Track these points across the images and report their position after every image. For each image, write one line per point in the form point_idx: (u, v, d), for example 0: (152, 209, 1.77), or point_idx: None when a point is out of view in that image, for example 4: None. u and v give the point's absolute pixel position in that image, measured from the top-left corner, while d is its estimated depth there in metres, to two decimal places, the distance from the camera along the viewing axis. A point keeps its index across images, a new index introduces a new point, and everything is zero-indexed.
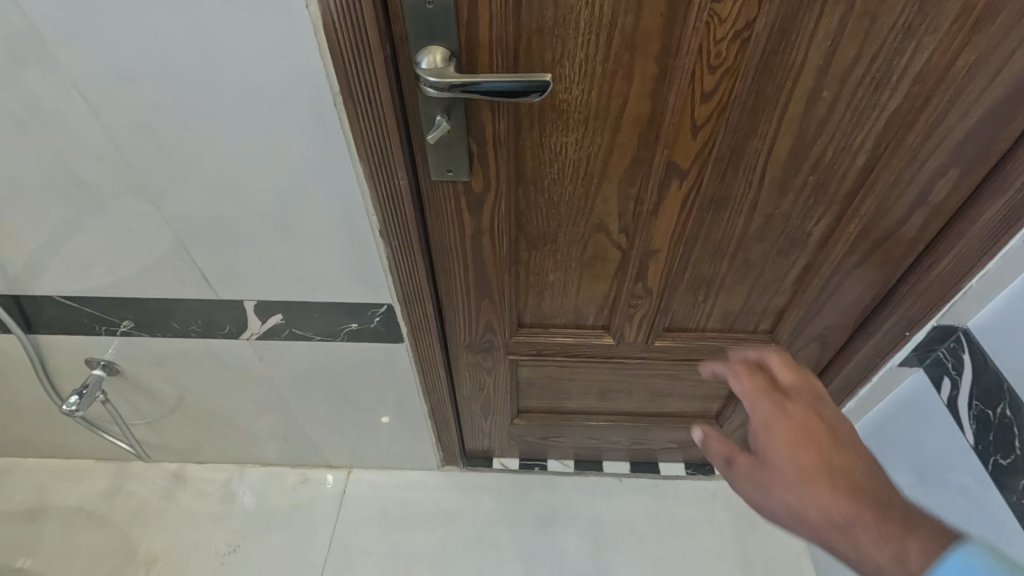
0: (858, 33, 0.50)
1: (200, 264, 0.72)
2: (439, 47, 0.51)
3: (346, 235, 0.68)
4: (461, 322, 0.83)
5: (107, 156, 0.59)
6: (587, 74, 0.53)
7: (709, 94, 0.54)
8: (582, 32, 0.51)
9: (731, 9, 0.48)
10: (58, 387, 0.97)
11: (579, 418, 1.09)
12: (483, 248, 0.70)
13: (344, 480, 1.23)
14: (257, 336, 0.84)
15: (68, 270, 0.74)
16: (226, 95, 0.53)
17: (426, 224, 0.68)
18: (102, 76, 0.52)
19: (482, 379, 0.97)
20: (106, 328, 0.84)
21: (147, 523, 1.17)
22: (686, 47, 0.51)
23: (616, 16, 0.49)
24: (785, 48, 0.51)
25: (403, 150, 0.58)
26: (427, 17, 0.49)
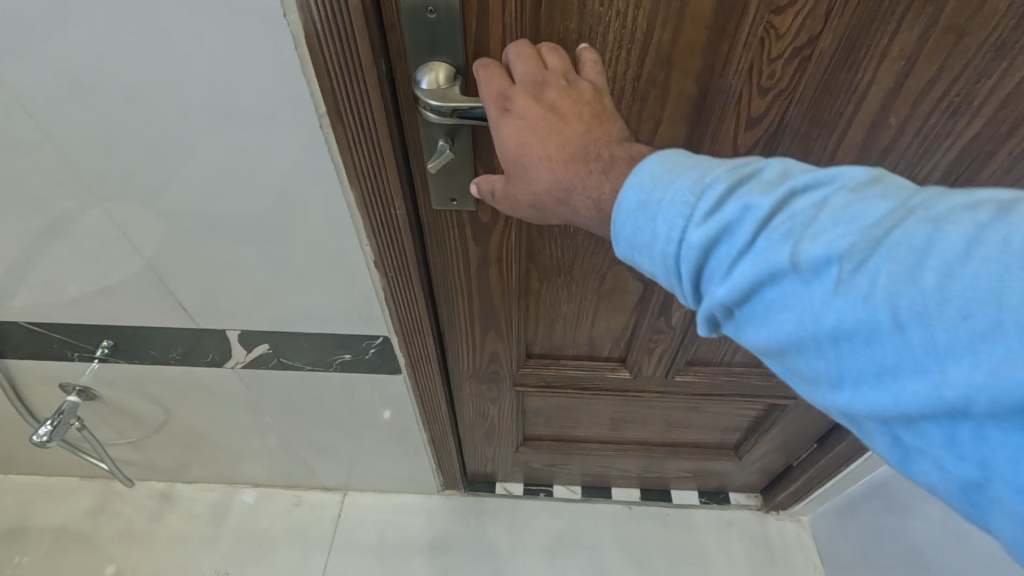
0: (940, 51, 0.43)
1: (177, 291, 0.66)
2: (441, 62, 0.44)
3: (338, 265, 0.61)
4: (465, 353, 0.77)
5: (65, 177, 0.52)
6: (615, 94, 0.47)
7: (757, 119, 0.49)
8: (610, 47, 0.44)
9: (791, 22, 0.43)
10: (33, 409, 0.91)
11: (589, 446, 1.03)
12: (490, 279, 0.64)
13: (340, 503, 1.17)
14: (243, 365, 0.77)
15: (32, 296, 0.67)
16: (194, 112, 0.46)
17: (428, 254, 0.62)
18: (46, 90, 0.44)
19: (486, 409, 0.90)
20: (80, 354, 0.78)
21: (133, 545, 1.12)
22: (734, 66, 0.45)
23: (652, 28, 0.43)
24: (850, 68, 0.45)
25: (400, 176, 0.52)
26: (429, 27, 0.42)
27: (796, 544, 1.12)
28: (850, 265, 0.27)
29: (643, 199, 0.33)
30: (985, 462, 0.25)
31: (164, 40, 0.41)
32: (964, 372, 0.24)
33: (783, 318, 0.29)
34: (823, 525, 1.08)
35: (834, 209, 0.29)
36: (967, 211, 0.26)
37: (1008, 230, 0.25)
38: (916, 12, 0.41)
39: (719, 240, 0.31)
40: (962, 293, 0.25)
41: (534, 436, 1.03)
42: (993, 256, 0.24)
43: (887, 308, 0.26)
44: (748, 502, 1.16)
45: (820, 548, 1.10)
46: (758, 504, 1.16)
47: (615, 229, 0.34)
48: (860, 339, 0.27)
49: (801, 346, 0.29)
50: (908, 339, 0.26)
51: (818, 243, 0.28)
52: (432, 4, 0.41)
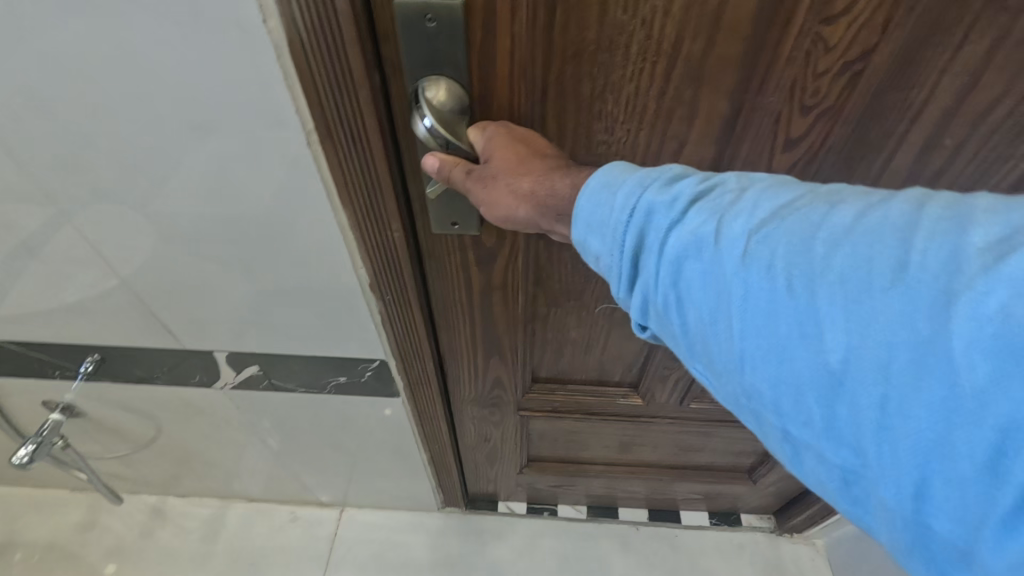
0: (1013, 66, 0.40)
1: (160, 312, 0.61)
2: (442, 76, 0.41)
3: (331, 288, 0.57)
4: (467, 377, 0.73)
5: (31, 194, 0.48)
6: (635, 111, 0.44)
7: (795, 142, 0.47)
8: (632, 60, 0.41)
9: (843, 34, 0.40)
10: (16, 425, 0.87)
11: (595, 468, 0.99)
12: (494, 305, 0.60)
13: (337, 520, 1.13)
14: (232, 386, 0.73)
15: (6, 315, 0.63)
16: (170, 127, 0.42)
17: (427, 280, 0.58)
18: (5, 101, 0.40)
19: (488, 431, 0.87)
20: (61, 372, 0.74)
21: (123, 563, 1.08)
22: (774, 84, 0.43)
23: (679, 42, 0.40)
24: (903, 84, 0.42)
25: (397, 198, 0.48)
26: (428, 37, 0.39)
27: (811, 569, 1.07)
28: (753, 236, 0.28)
29: (591, 189, 0.34)
30: (865, 437, 0.25)
31: (133, 49, 0.37)
32: (845, 336, 0.25)
33: (701, 296, 0.29)
34: (839, 550, 1.04)
35: (747, 192, 0.30)
36: (859, 195, 0.28)
37: (890, 210, 0.26)
38: (981, 27, 0.39)
39: (643, 216, 0.31)
40: (846, 261, 0.26)
41: (539, 457, 0.99)
42: (873, 231, 0.26)
43: (781, 276, 0.27)
44: (760, 525, 1.12)
45: (836, 574, 1.05)
46: (771, 527, 1.12)
47: (574, 210, 0.35)
48: (752, 305, 0.27)
49: (706, 317, 0.29)
50: (796, 304, 0.26)
51: (735, 220, 0.29)
52: (431, 13, 0.37)
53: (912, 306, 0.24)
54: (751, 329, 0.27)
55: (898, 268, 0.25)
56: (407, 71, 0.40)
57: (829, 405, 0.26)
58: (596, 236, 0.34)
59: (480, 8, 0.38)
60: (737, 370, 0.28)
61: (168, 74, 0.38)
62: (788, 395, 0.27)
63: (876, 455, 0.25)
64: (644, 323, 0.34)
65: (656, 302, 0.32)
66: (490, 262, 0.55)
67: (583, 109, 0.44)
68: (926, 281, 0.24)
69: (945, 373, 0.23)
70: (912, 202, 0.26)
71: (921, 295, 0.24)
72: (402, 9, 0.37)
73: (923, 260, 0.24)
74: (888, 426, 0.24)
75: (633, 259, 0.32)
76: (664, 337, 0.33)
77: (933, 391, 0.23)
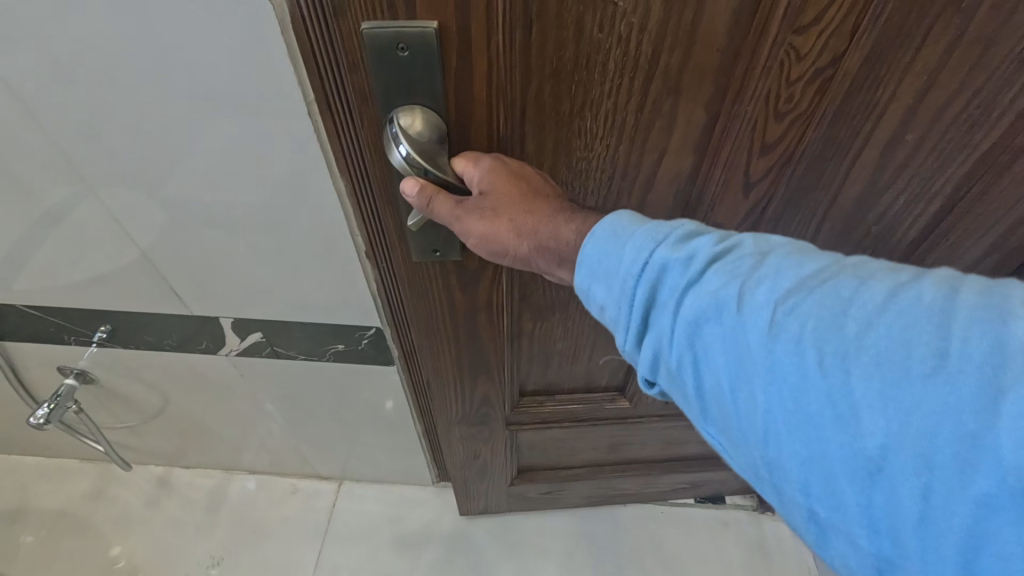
0: (966, 63, 0.44)
1: (171, 279, 0.66)
2: (416, 105, 0.43)
3: (331, 258, 0.61)
4: (456, 400, 0.77)
5: (56, 165, 0.52)
6: (614, 125, 0.47)
7: (771, 145, 0.50)
8: (610, 75, 0.43)
9: (814, 43, 0.43)
10: (32, 391, 0.92)
11: (587, 473, 1.02)
12: (478, 324, 0.63)
13: (336, 492, 1.17)
14: (237, 352, 0.77)
15: (29, 281, 0.68)
16: (184, 99, 0.46)
17: (412, 303, 0.61)
18: (34, 73, 0.44)
19: (477, 449, 0.90)
20: (77, 338, 0.78)
21: (130, 530, 1.13)
22: (750, 93, 0.46)
23: (656, 58, 0.43)
24: (873, 85, 0.46)
25: (387, 213, 0.52)
26: (404, 67, 0.41)
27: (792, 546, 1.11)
28: (780, 306, 0.29)
29: (598, 238, 0.36)
30: (903, 517, 0.27)
31: (152, 26, 0.41)
32: (883, 420, 0.27)
33: (729, 365, 0.31)
34: None
35: (769, 259, 0.32)
36: (887, 272, 0.29)
37: (921, 291, 0.28)
38: (941, 26, 0.42)
39: (659, 273, 0.33)
40: (882, 345, 0.27)
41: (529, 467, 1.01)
42: (909, 315, 0.27)
43: (815, 354, 0.28)
44: (743, 503, 1.16)
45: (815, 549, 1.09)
46: (754, 505, 1.16)
47: (580, 256, 0.37)
48: (785, 382, 0.29)
49: (728, 384, 0.31)
50: (826, 381, 0.28)
51: (763, 292, 0.30)
52: (404, 43, 0.40)
53: (950, 394, 0.25)
54: (779, 402, 0.29)
55: (938, 357, 0.26)
56: (384, 98, 0.43)
57: (868, 485, 0.27)
58: (599, 286, 0.36)
59: (455, 33, 0.40)
60: (766, 442, 0.30)
61: (183, 49, 0.42)
62: (822, 473, 0.29)
63: (912, 534, 0.27)
64: (655, 377, 0.35)
65: (671, 362, 0.33)
66: (472, 289, 0.59)
67: (562, 125, 0.47)
68: (966, 369, 0.25)
69: (991, 464, 0.25)
70: (946, 287, 0.28)
71: (947, 382, 0.26)
72: (376, 42, 0.40)
73: (963, 349, 0.26)
74: (929, 511, 0.26)
75: (642, 315, 0.34)
76: (674, 392, 0.35)
77: (980, 480, 0.25)
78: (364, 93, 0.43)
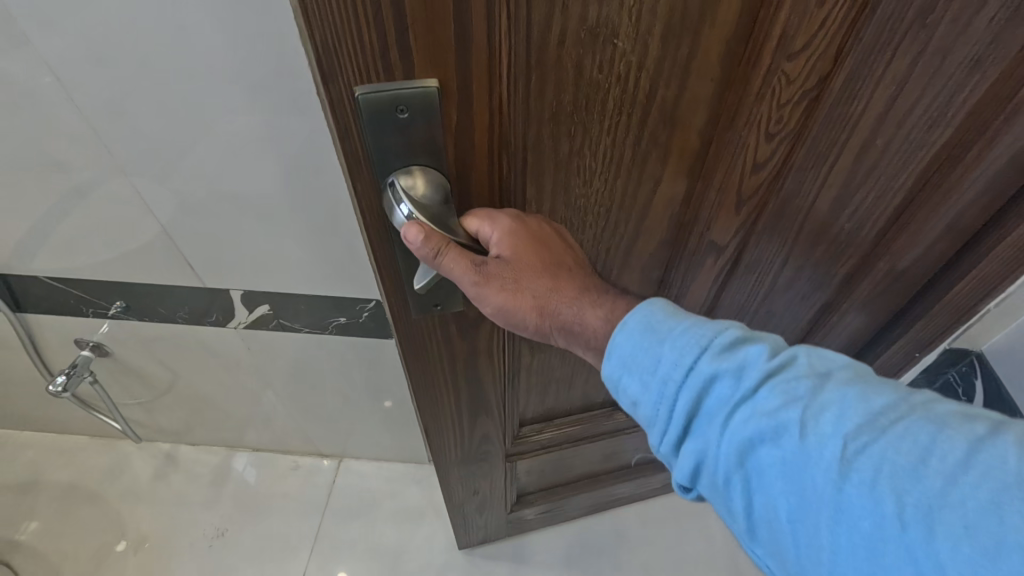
0: (928, 71, 0.46)
1: (185, 252, 0.71)
2: (416, 164, 0.41)
3: (335, 230, 0.66)
4: (454, 443, 0.78)
5: (85, 142, 0.57)
6: (611, 161, 0.47)
7: (759, 167, 0.51)
8: (610, 113, 0.43)
9: (801, 68, 0.44)
10: (49, 363, 0.97)
11: (583, 483, 1.07)
12: (477, 364, 0.64)
13: (335, 469, 1.22)
14: (245, 325, 0.82)
15: (53, 253, 0.73)
16: (205, 80, 0.51)
17: (408, 357, 0.60)
18: (70, 55, 0.49)
19: (477, 484, 0.90)
20: (94, 311, 0.83)
21: (138, 502, 1.17)
22: (743, 119, 0.47)
23: (652, 92, 0.42)
24: (852, 98, 0.47)
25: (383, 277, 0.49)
26: (402, 127, 0.38)
27: None
28: (850, 443, 0.30)
29: (638, 334, 0.38)
30: None
31: (179, 13, 0.46)
32: None
33: (788, 494, 0.32)
34: None
35: (835, 388, 0.33)
36: (966, 424, 0.30)
37: (1006, 452, 0.28)
38: (909, 40, 0.44)
39: (704, 383, 0.35)
40: (965, 504, 0.27)
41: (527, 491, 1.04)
42: (993, 478, 0.27)
43: (889, 501, 0.29)
44: None
45: None
46: None
47: (610, 347, 0.39)
48: (852, 523, 0.29)
49: (786, 513, 0.32)
50: (904, 536, 0.28)
51: (828, 425, 0.31)
52: (403, 104, 0.37)
53: None
54: (830, 533, 0.30)
55: None
56: (380, 160, 0.40)
57: None
58: (632, 379, 0.38)
59: (455, 89, 0.38)
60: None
61: (205, 33, 0.47)
62: None
63: None
64: (701, 488, 0.36)
65: (714, 474, 0.35)
66: (472, 333, 0.59)
67: (560, 166, 0.46)
68: None
69: None
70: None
71: (1012, 546, 0.26)
72: (373, 101, 0.37)
73: None
74: None
75: (683, 422, 0.35)
76: (714, 499, 0.36)
77: None
78: (359, 157, 0.40)
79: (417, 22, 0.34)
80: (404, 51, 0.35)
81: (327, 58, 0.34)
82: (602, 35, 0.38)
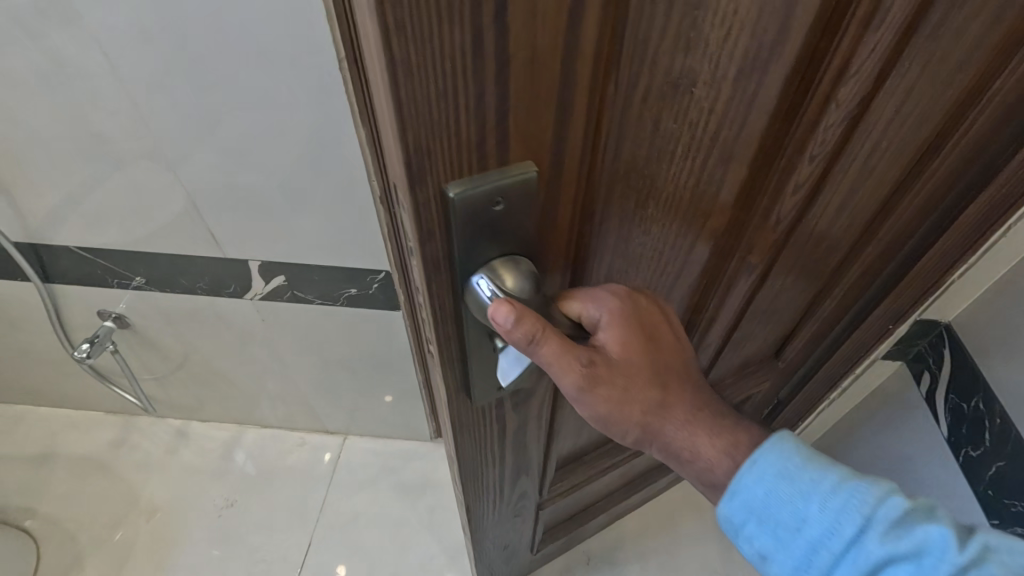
0: (934, 76, 0.46)
1: (209, 223, 0.76)
2: (501, 257, 0.38)
3: (350, 200, 0.71)
4: (493, 506, 0.75)
5: (124, 113, 0.63)
6: (672, 206, 0.44)
7: (798, 187, 0.51)
8: (678, 161, 0.41)
9: (845, 94, 0.44)
10: (70, 335, 1.02)
11: (600, 504, 1.08)
12: (522, 431, 0.62)
13: (340, 445, 1.27)
14: (261, 296, 0.87)
15: (85, 223, 0.78)
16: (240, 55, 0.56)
17: (460, 443, 0.55)
18: (119, 31, 0.54)
19: (507, 534, 0.88)
20: (119, 281, 0.88)
21: (150, 474, 1.22)
22: (787, 145, 0.46)
23: (719, 133, 0.40)
24: (872, 114, 0.47)
25: (451, 368, 0.45)
26: (496, 219, 0.35)
27: None
28: None
29: (772, 481, 0.46)
30: None
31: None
32: None
33: None
34: None
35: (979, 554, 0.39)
36: None
37: None
38: (928, 52, 0.43)
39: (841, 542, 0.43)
40: None
41: (550, 528, 1.02)
42: None
43: None
44: None
45: None
46: None
47: (734, 488, 0.47)
48: None
49: None
50: None
51: None
52: (501, 195, 0.34)
53: None
54: None
55: None
56: (466, 257, 0.36)
57: None
58: (757, 525, 0.46)
59: (546, 163, 0.35)
60: None
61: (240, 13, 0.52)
62: None
63: None
64: None
65: None
66: (523, 400, 0.57)
67: (625, 222, 0.43)
68: None
69: None
70: None
71: None
72: (473, 197, 0.33)
73: None
74: None
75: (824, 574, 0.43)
76: None
77: None
78: (442, 256, 0.36)
79: (518, 103, 0.30)
80: (502, 137, 0.31)
81: (418, 160, 0.30)
82: (681, 85, 0.35)
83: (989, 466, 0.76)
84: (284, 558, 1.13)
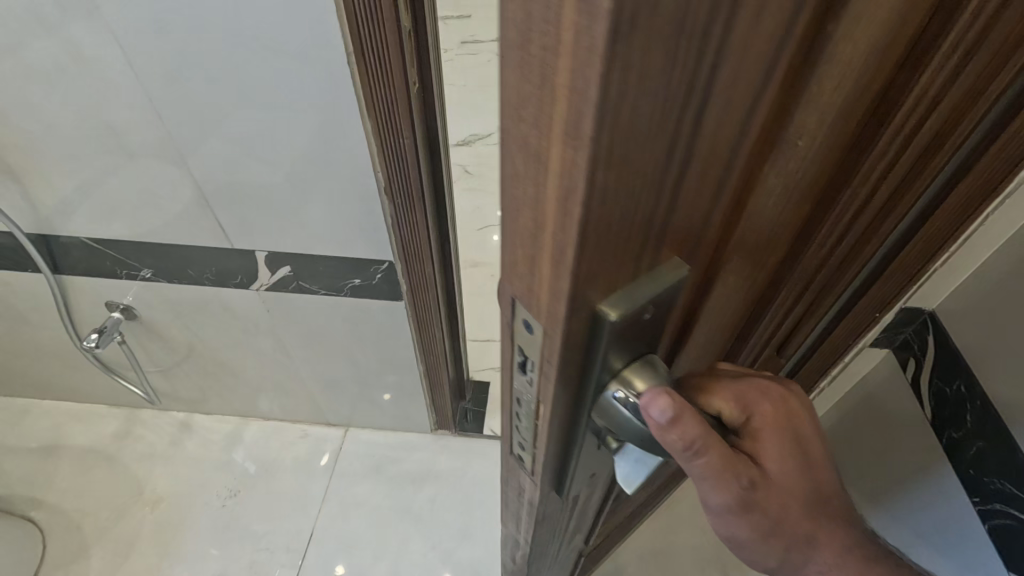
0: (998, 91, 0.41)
1: (217, 213, 0.78)
2: (637, 362, 0.31)
3: (364, 196, 0.73)
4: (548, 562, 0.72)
5: (138, 105, 0.65)
6: (748, 268, 0.38)
7: (859, 225, 0.45)
8: (766, 219, 0.33)
9: (928, 126, 0.37)
10: (77, 326, 1.04)
11: (627, 530, 1.06)
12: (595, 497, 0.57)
13: (342, 438, 1.29)
14: (267, 287, 0.90)
15: (96, 214, 0.80)
16: (253, 48, 0.58)
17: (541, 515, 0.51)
18: (138, 25, 0.57)
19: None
20: (127, 273, 0.91)
21: (154, 465, 1.25)
22: (866, 187, 0.39)
23: (806, 184, 0.33)
24: (940, 138, 0.41)
25: (554, 461, 0.40)
26: (644, 325, 0.29)
27: None
28: None
29: None
30: None
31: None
32: None
33: None
34: None
35: None
36: None
37: None
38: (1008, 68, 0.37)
39: None
40: None
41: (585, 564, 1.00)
42: None
43: None
44: None
45: None
46: None
47: None
48: None
49: None
50: None
51: None
52: (653, 303, 0.28)
53: None
54: None
55: None
56: (605, 368, 0.30)
57: None
58: None
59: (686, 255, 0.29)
60: None
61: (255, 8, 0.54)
62: None
63: None
64: None
65: None
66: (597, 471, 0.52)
67: (711, 295, 0.37)
68: None
69: None
70: None
71: None
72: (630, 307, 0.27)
73: None
74: None
75: None
76: None
77: None
78: (580, 367, 0.30)
79: (689, 190, 0.24)
80: (661, 242, 0.26)
81: (581, 278, 0.24)
82: (790, 138, 0.28)
83: (969, 446, 0.80)
84: (287, 547, 1.16)
